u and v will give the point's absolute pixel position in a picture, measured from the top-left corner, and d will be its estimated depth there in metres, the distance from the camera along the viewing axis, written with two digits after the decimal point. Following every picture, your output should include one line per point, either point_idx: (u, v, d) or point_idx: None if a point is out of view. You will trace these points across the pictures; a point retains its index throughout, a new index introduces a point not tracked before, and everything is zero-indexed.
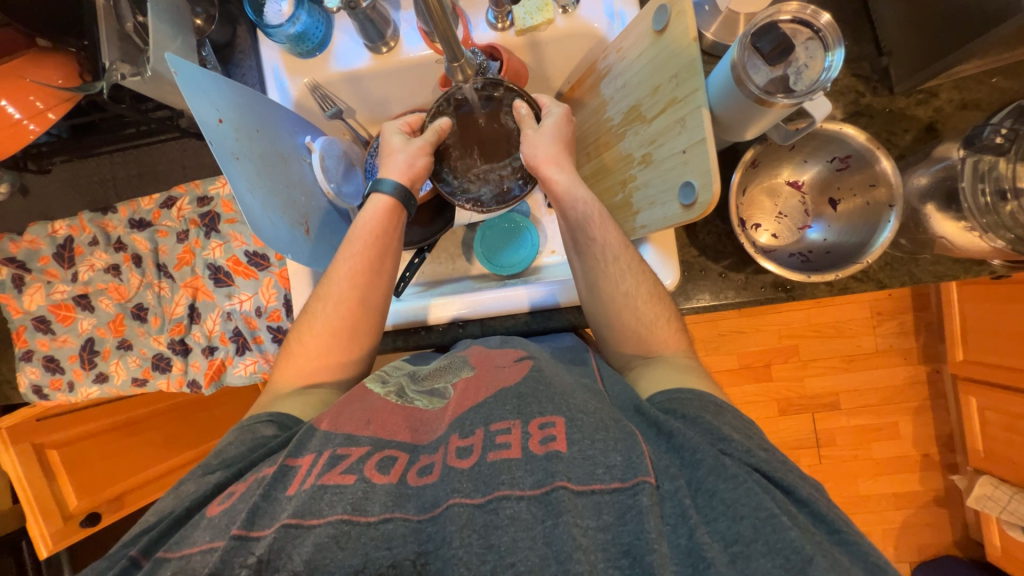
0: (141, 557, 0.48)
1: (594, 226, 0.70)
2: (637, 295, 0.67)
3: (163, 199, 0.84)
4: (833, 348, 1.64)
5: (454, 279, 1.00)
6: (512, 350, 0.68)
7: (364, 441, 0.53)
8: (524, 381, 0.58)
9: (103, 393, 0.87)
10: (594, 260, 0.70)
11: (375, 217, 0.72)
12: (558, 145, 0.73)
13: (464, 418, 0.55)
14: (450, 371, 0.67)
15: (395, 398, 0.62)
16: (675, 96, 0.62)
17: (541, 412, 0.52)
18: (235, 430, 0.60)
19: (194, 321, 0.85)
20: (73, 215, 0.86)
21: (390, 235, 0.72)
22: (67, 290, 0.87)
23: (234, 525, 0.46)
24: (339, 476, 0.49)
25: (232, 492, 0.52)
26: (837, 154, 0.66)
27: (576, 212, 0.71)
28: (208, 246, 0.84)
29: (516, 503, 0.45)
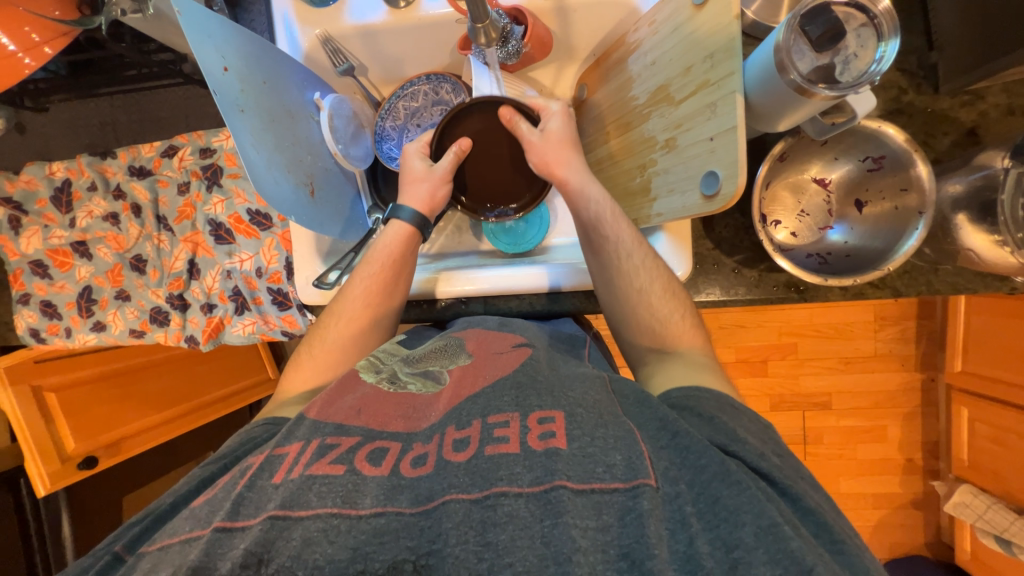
0: (125, 553, 0.47)
1: (611, 225, 0.69)
2: (651, 291, 0.66)
3: (164, 148, 0.80)
4: (832, 349, 1.64)
5: (459, 254, 0.98)
6: (510, 337, 0.68)
7: (356, 431, 0.51)
8: (521, 370, 0.57)
9: (100, 342, 0.86)
10: (608, 258, 0.68)
11: (395, 245, 0.73)
12: (565, 146, 0.74)
13: (460, 408, 0.53)
14: (448, 356, 0.65)
15: (387, 385, 0.60)
16: (708, 78, 0.58)
17: (541, 405, 0.51)
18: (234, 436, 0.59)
19: (193, 277, 0.83)
20: (73, 157, 0.83)
21: (404, 267, 0.73)
22: (65, 236, 0.84)
23: (217, 516, 0.44)
24: (329, 466, 0.47)
25: (216, 485, 0.50)
26: (870, 154, 0.63)
27: (591, 210, 0.70)
28: (210, 201, 0.80)
29: (514, 501, 0.43)
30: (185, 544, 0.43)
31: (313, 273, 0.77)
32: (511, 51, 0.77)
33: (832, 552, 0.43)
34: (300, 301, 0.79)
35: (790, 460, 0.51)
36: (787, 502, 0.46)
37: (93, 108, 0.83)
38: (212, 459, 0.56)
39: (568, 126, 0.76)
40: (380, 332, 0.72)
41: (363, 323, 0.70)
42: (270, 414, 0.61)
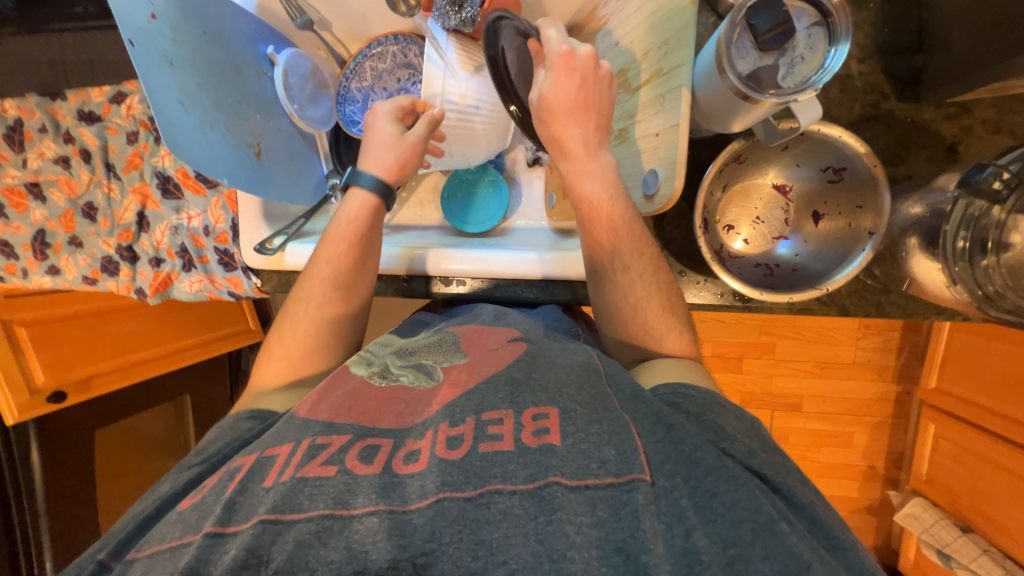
0: (109, 562, 0.43)
1: (613, 223, 0.60)
2: (647, 309, 0.61)
3: (113, 93, 0.78)
4: (810, 352, 1.62)
5: (420, 228, 0.95)
6: (505, 332, 0.64)
7: (346, 429, 0.48)
8: (515, 365, 0.53)
9: (57, 285, 0.89)
10: (606, 264, 0.62)
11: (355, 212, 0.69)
12: (569, 119, 0.57)
13: (455, 405, 0.49)
14: (447, 352, 0.61)
15: (378, 379, 0.56)
16: (661, 67, 0.54)
17: (535, 402, 0.48)
18: (215, 428, 0.56)
19: (142, 229, 0.82)
20: (22, 95, 0.81)
21: (368, 236, 0.69)
22: (18, 176, 0.84)
23: (207, 520, 0.42)
24: (320, 467, 0.44)
25: (204, 486, 0.47)
26: (830, 164, 0.59)
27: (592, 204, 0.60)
28: (157, 153, 0.78)
29: (508, 499, 0.41)
30: (173, 549, 0.41)
31: (257, 238, 0.77)
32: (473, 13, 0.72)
33: (827, 549, 0.42)
34: (244, 263, 0.79)
35: (776, 456, 0.48)
36: (780, 499, 0.44)
37: (40, 43, 0.78)
38: (187, 466, 0.52)
39: (569, 86, 0.56)
40: (360, 290, 0.69)
41: (336, 286, 0.66)
42: (247, 406, 0.58)
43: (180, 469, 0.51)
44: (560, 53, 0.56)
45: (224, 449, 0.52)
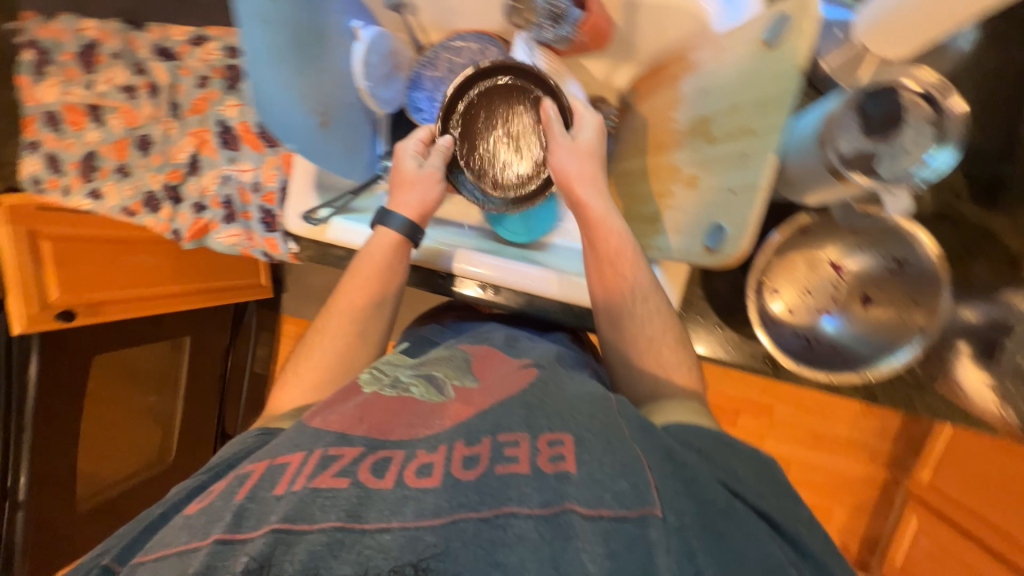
0: (115, 565, 0.48)
1: (621, 264, 0.64)
2: (662, 342, 0.63)
3: (194, 35, 0.78)
4: (806, 422, 1.61)
5: (459, 224, 0.94)
6: (516, 359, 0.66)
7: (358, 442, 0.49)
8: (530, 390, 0.55)
9: (93, 210, 0.88)
10: (621, 298, 0.64)
11: (378, 250, 0.69)
12: (595, 161, 0.67)
13: (469, 423, 0.51)
14: (456, 370, 0.64)
15: (388, 390, 0.59)
16: (751, 125, 0.54)
17: (551, 427, 0.49)
18: (225, 446, 0.60)
19: (192, 172, 0.82)
20: (104, 18, 0.81)
21: (389, 271, 0.70)
22: (81, 96, 0.84)
23: (218, 526, 0.44)
24: (334, 479, 0.45)
25: (210, 492, 0.50)
26: (895, 254, 0.58)
27: (605, 245, 0.64)
28: (225, 102, 0.78)
29: (523, 522, 0.41)
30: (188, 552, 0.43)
31: (304, 206, 0.77)
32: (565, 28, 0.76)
33: None
34: (284, 228, 0.78)
35: (786, 499, 0.48)
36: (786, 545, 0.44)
37: None
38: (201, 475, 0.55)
39: (596, 138, 0.68)
40: (379, 317, 0.71)
41: (350, 313, 0.69)
42: (265, 422, 0.62)
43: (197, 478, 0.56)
44: (595, 119, 0.70)
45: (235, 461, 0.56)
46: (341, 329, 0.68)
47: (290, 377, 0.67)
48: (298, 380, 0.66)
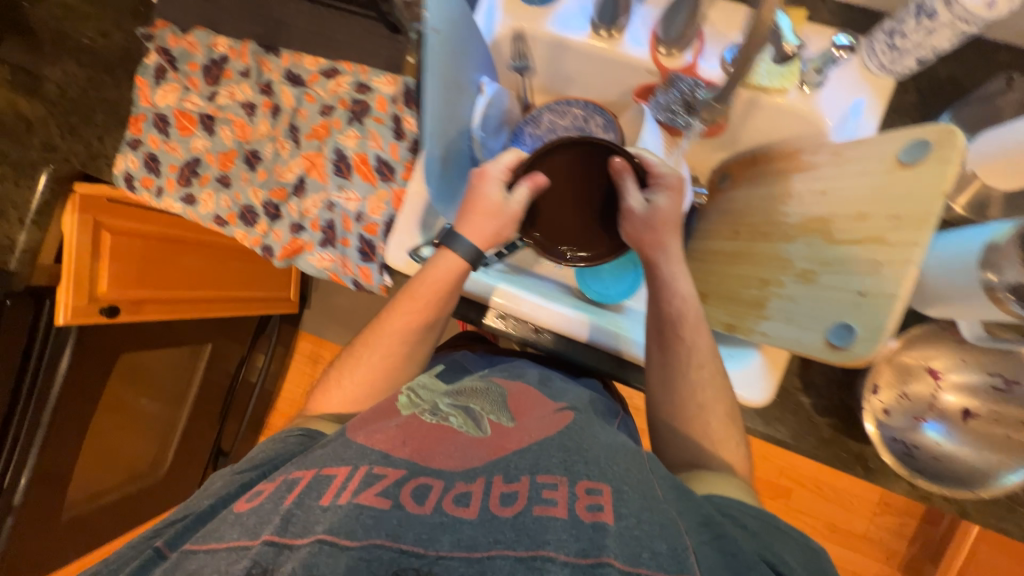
0: (165, 550, 0.48)
1: (684, 329, 0.66)
2: (711, 411, 0.64)
3: (327, 67, 0.81)
4: (824, 510, 1.59)
5: (536, 274, 0.94)
6: (551, 399, 0.65)
7: (401, 463, 0.50)
8: (565, 434, 0.55)
9: (182, 214, 0.87)
10: (677, 361, 0.66)
11: (432, 277, 0.68)
12: (670, 225, 0.67)
13: (506, 459, 0.51)
14: (494, 404, 0.61)
15: (428, 416, 0.58)
16: (882, 235, 0.57)
17: (588, 476, 0.48)
18: (267, 440, 0.62)
19: (296, 193, 0.82)
20: (238, 38, 0.84)
21: (438, 299, 0.68)
22: (198, 105, 0.86)
23: (267, 528, 0.45)
24: (373, 498, 0.46)
25: (261, 492, 0.51)
26: (1004, 373, 0.62)
27: (670, 308, 0.67)
28: (345, 132, 0.80)
29: (559, 570, 0.40)
30: (234, 552, 0.44)
31: (410, 243, 0.76)
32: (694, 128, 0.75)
33: None
34: (383, 260, 0.79)
35: None
36: None
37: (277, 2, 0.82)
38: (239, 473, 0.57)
39: (675, 206, 0.68)
40: (423, 343, 0.71)
41: (398, 339, 0.68)
42: (303, 424, 0.64)
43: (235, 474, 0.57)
44: (674, 178, 0.68)
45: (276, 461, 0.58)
46: (389, 349, 0.69)
47: (336, 384, 0.69)
48: (340, 390, 0.68)
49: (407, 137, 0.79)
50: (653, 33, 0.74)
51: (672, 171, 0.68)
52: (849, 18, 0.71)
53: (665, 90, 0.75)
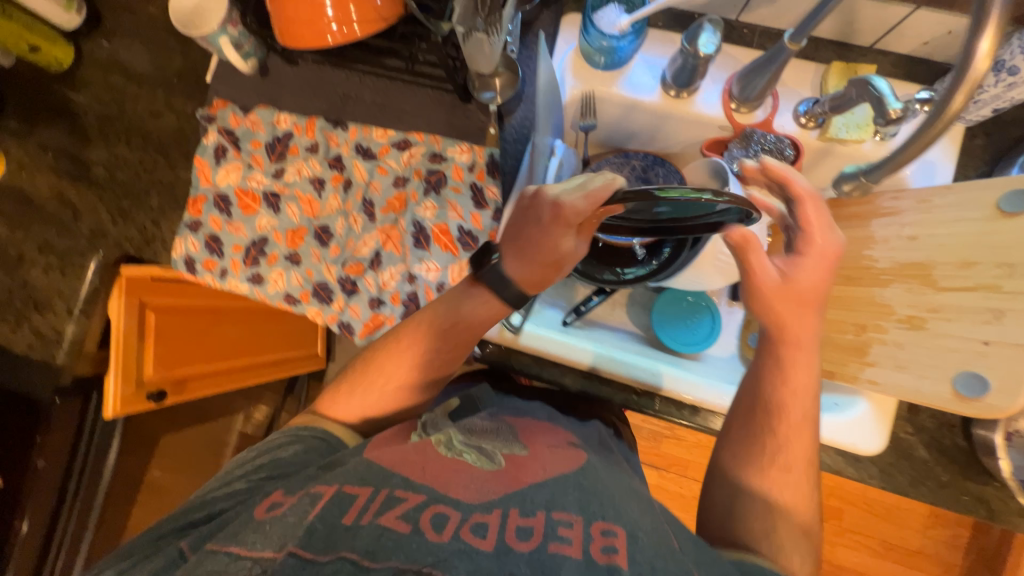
0: (186, 554, 0.47)
1: (781, 417, 0.60)
2: (777, 508, 0.56)
3: (398, 139, 0.81)
4: (874, 526, 1.55)
5: (608, 326, 0.93)
6: (563, 437, 0.63)
7: (423, 490, 0.48)
8: (580, 474, 0.53)
9: (250, 294, 0.84)
10: (762, 442, 0.60)
11: (454, 319, 0.66)
12: (808, 307, 0.60)
13: (523, 493, 0.48)
14: (505, 440, 0.60)
15: (442, 448, 0.57)
16: (999, 283, 0.59)
17: (605, 517, 0.46)
18: (281, 435, 0.61)
19: (372, 267, 0.81)
20: (303, 114, 0.84)
21: (456, 336, 0.67)
22: (262, 183, 0.84)
23: (289, 542, 0.42)
24: (393, 521, 0.44)
25: (282, 504, 0.48)
26: None
27: (776, 394, 0.61)
28: (422, 203, 0.79)
29: None
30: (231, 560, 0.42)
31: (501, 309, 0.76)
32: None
33: None
34: None
35: None
36: None
37: (342, 77, 0.82)
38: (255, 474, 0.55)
39: (817, 283, 0.60)
40: (434, 378, 0.69)
41: (415, 367, 0.67)
42: (313, 426, 0.63)
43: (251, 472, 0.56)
44: (826, 247, 0.60)
45: (295, 463, 0.57)
46: (398, 385, 0.67)
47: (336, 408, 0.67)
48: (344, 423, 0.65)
49: (489, 206, 0.78)
50: (726, 92, 0.76)
51: (836, 238, 0.60)
52: (912, 70, 0.74)
53: (740, 146, 0.77)
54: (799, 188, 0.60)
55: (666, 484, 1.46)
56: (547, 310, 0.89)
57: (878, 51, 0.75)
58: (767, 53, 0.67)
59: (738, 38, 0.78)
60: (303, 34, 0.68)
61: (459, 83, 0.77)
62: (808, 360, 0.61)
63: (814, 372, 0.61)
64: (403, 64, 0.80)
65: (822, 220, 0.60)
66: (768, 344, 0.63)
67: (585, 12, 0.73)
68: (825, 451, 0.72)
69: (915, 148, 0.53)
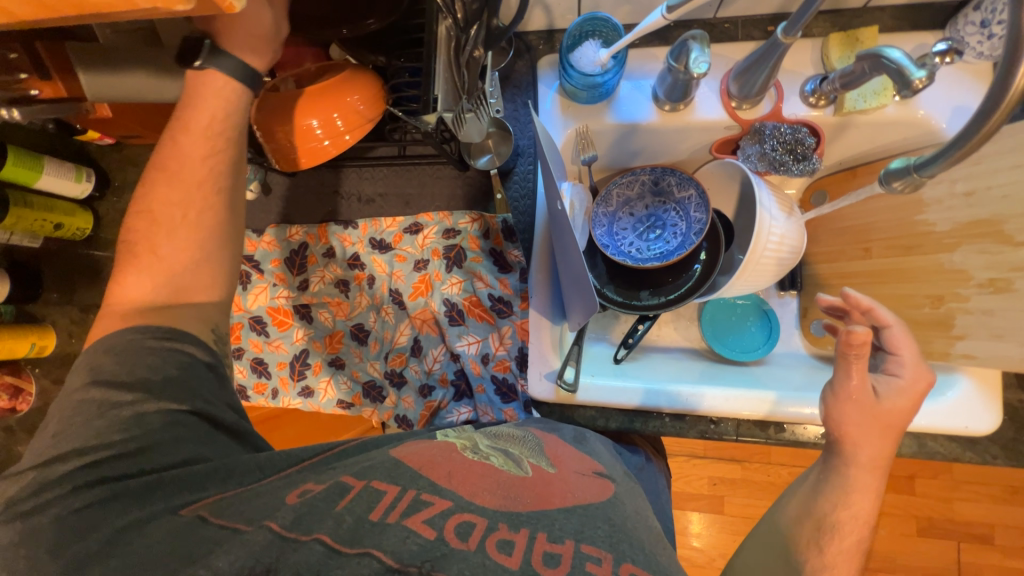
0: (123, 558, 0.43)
1: (832, 538, 0.55)
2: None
3: (409, 224, 0.81)
4: (998, 474, 1.34)
5: (660, 348, 0.90)
6: (590, 459, 0.60)
7: (450, 495, 0.47)
8: (607, 506, 0.50)
9: (304, 407, 0.86)
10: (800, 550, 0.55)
11: (209, 106, 0.53)
12: (885, 431, 0.56)
13: (550, 516, 0.46)
14: (533, 449, 0.59)
15: (470, 453, 0.57)
16: None
17: (635, 560, 0.43)
18: (150, 344, 0.52)
19: (414, 354, 0.82)
20: (311, 222, 0.84)
21: (230, 136, 0.55)
22: (290, 297, 0.85)
23: (322, 526, 0.43)
24: (420, 525, 0.44)
25: (311, 489, 0.49)
26: None
27: (835, 514, 0.55)
28: (447, 281, 0.80)
29: None
30: (229, 535, 0.43)
31: (548, 368, 0.72)
32: (810, 169, 0.74)
33: None
34: (527, 396, 0.75)
35: None
36: None
37: (339, 176, 0.82)
38: (119, 404, 0.49)
39: (906, 405, 0.57)
40: (227, 238, 0.58)
41: (207, 193, 0.55)
42: (162, 324, 0.53)
43: (107, 406, 0.49)
44: (917, 381, 0.57)
45: (171, 437, 0.50)
46: (173, 215, 0.54)
47: (141, 185, 0.56)
48: (135, 257, 0.54)
49: (513, 268, 0.78)
50: (724, 92, 0.73)
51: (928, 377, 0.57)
52: (917, 18, 0.70)
53: (752, 141, 0.75)
54: (887, 318, 0.59)
55: (753, 475, 1.38)
56: (594, 347, 0.87)
57: (874, 8, 0.71)
58: (761, 49, 0.64)
59: (720, 34, 0.75)
60: (292, 156, 0.65)
61: (454, 157, 0.74)
62: (875, 483, 0.57)
63: (878, 500, 0.56)
64: (395, 151, 0.80)
65: (914, 353, 0.59)
66: (836, 462, 0.58)
67: (560, 55, 0.73)
68: (934, 438, 0.67)
69: (976, 139, 0.45)
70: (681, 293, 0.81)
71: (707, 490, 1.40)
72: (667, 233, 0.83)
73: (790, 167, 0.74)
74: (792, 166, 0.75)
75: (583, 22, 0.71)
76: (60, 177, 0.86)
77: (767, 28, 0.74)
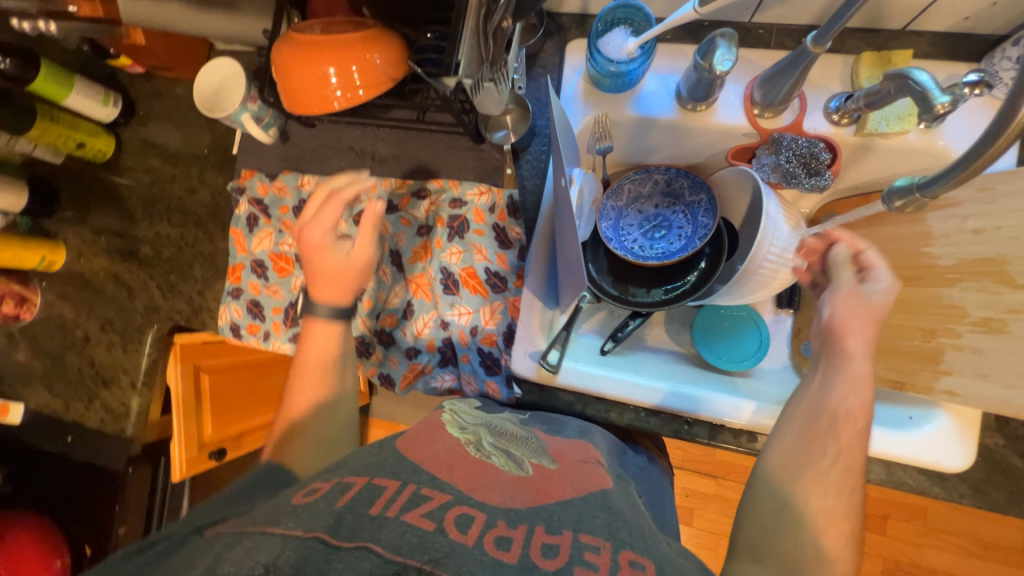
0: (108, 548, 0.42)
1: (845, 427, 0.53)
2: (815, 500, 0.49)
3: (417, 188, 0.82)
4: (971, 528, 1.33)
5: (648, 347, 0.90)
6: (586, 450, 0.62)
7: (448, 490, 0.48)
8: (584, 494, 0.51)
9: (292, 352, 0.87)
10: (814, 442, 0.53)
11: (317, 351, 0.64)
12: (873, 327, 0.57)
13: (544, 510, 0.47)
14: (534, 449, 0.59)
15: (473, 449, 0.57)
16: None
17: (634, 546, 0.44)
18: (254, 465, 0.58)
19: (405, 317, 0.82)
20: (324, 174, 0.86)
21: (335, 364, 0.65)
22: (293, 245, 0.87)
23: (319, 525, 0.42)
24: (418, 519, 0.43)
25: (317, 490, 0.48)
26: None
27: (845, 404, 0.54)
28: (448, 249, 0.79)
29: None
30: (233, 539, 0.42)
31: (533, 348, 0.74)
32: (820, 185, 0.74)
33: None
34: (510, 372, 0.77)
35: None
36: None
37: (358, 133, 0.84)
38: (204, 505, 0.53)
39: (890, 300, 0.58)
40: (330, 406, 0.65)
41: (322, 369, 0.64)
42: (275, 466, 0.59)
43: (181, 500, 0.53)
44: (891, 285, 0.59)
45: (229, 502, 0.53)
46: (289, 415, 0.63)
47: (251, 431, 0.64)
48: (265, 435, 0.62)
49: (514, 245, 0.78)
50: (746, 98, 0.72)
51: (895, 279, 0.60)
52: (954, 48, 0.69)
53: (769, 151, 0.74)
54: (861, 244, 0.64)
55: (727, 493, 1.38)
56: (583, 337, 0.87)
57: (912, 32, 0.69)
58: (790, 56, 0.64)
59: (754, 39, 0.75)
60: (304, 99, 0.66)
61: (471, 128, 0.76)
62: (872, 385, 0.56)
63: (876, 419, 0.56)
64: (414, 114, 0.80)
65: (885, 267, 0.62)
66: (834, 355, 0.58)
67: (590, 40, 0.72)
68: (904, 468, 0.68)
69: (981, 159, 0.44)
70: (678, 295, 0.81)
71: (678, 500, 1.41)
72: (672, 235, 0.83)
73: (802, 181, 0.74)
74: (804, 181, 0.75)
75: (617, 8, 0.71)
76: (88, 97, 0.88)
77: (801, 39, 0.73)
